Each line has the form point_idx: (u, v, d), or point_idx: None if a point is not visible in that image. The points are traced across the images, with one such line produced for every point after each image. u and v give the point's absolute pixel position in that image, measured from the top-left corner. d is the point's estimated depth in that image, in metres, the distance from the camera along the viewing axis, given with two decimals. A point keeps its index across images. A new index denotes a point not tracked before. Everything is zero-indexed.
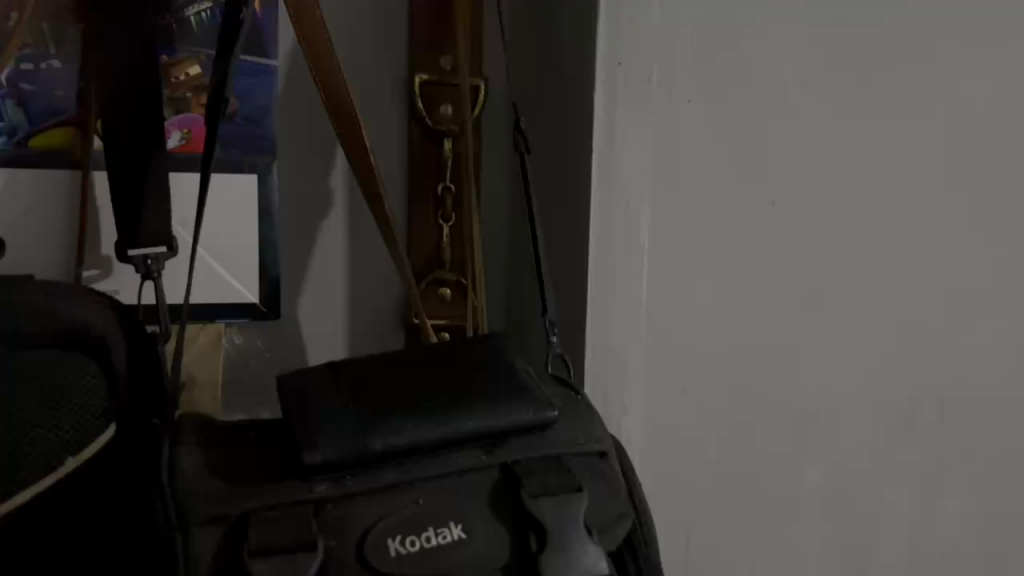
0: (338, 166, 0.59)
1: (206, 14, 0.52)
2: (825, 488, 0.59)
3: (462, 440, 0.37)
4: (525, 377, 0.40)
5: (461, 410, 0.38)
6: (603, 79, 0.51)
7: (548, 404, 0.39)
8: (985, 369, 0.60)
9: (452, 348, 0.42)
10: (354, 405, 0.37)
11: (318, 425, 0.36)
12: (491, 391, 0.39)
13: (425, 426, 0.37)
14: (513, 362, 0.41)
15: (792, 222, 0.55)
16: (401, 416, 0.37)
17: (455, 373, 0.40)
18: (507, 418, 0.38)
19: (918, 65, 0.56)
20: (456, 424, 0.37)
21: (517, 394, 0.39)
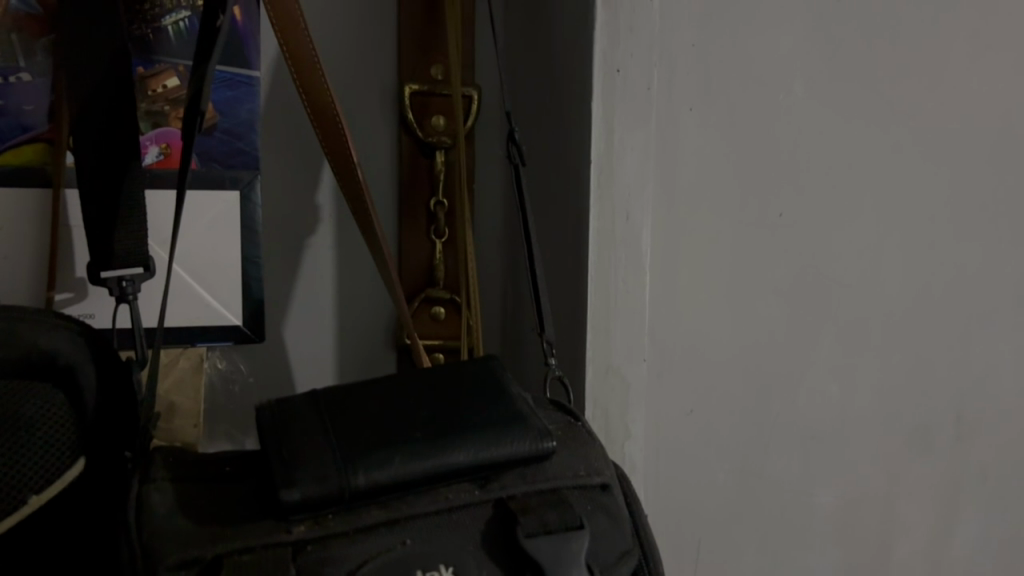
0: (325, 183, 0.56)
1: (184, 24, 0.50)
2: (838, 511, 0.57)
3: (451, 473, 0.35)
4: (520, 404, 0.38)
5: (453, 442, 0.35)
6: (601, 85, 0.47)
7: (546, 434, 0.36)
8: (996, 382, 0.59)
9: (439, 372, 0.39)
10: (335, 437, 0.35)
11: (295, 460, 0.33)
12: (484, 420, 0.36)
13: (414, 460, 0.34)
14: (509, 389, 0.39)
15: (799, 234, 0.53)
16: (386, 449, 0.34)
17: (448, 400, 0.37)
18: (500, 450, 0.35)
19: (924, 69, 0.54)
20: (445, 456, 0.35)
21: (512, 423, 0.36)
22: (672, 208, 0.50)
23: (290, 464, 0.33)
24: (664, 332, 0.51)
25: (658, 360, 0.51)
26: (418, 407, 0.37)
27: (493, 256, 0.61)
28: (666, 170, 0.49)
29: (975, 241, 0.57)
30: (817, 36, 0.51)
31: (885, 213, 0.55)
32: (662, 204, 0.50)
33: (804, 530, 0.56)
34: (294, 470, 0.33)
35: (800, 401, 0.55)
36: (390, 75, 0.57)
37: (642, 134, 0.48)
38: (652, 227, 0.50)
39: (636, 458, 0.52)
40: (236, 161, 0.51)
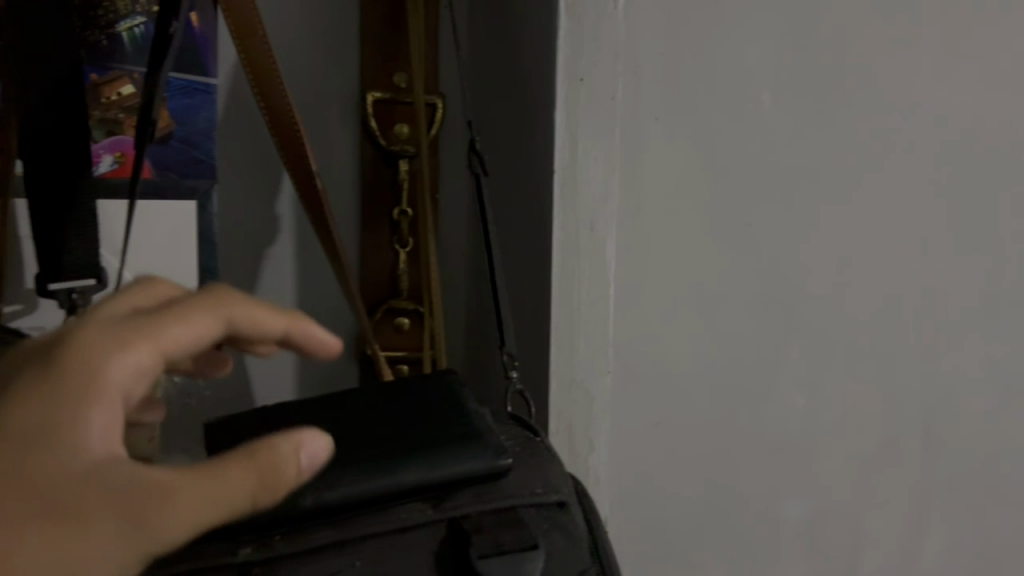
0: (284, 194, 0.57)
1: (139, 30, 0.49)
2: (807, 523, 0.56)
3: (403, 493, 0.34)
4: (477, 421, 0.37)
5: (403, 460, 0.35)
6: (565, 95, 0.47)
7: (501, 451, 0.36)
8: (971, 393, 0.58)
9: (394, 389, 0.39)
10: None
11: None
12: (437, 438, 0.36)
13: (365, 479, 0.33)
14: (466, 405, 0.38)
15: (766, 246, 0.53)
16: (336, 470, 0.34)
17: (403, 420, 0.37)
18: (452, 469, 0.35)
19: (894, 79, 0.54)
20: (397, 475, 0.34)
21: (466, 441, 0.36)
22: (637, 219, 0.50)
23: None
24: (629, 345, 0.51)
25: (624, 374, 0.51)
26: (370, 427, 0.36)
27: (459, 267, 0.60)
28: (630, 182, 0.49)
29: (947, 251, 0.57)
30: (785, 46, 0.51)
31: (854, 223, 0.55)
32: (627, 216, 0.49)
33: (772, 543, 0.56)
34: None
35: (767, 415, 0.55)
36: (353, 84, 0.57)
37: (607, 145, 0.48)
38: (617, 239, 0.49)
39: (601, 472, 0.51)
40: (192, 171, 0.51)
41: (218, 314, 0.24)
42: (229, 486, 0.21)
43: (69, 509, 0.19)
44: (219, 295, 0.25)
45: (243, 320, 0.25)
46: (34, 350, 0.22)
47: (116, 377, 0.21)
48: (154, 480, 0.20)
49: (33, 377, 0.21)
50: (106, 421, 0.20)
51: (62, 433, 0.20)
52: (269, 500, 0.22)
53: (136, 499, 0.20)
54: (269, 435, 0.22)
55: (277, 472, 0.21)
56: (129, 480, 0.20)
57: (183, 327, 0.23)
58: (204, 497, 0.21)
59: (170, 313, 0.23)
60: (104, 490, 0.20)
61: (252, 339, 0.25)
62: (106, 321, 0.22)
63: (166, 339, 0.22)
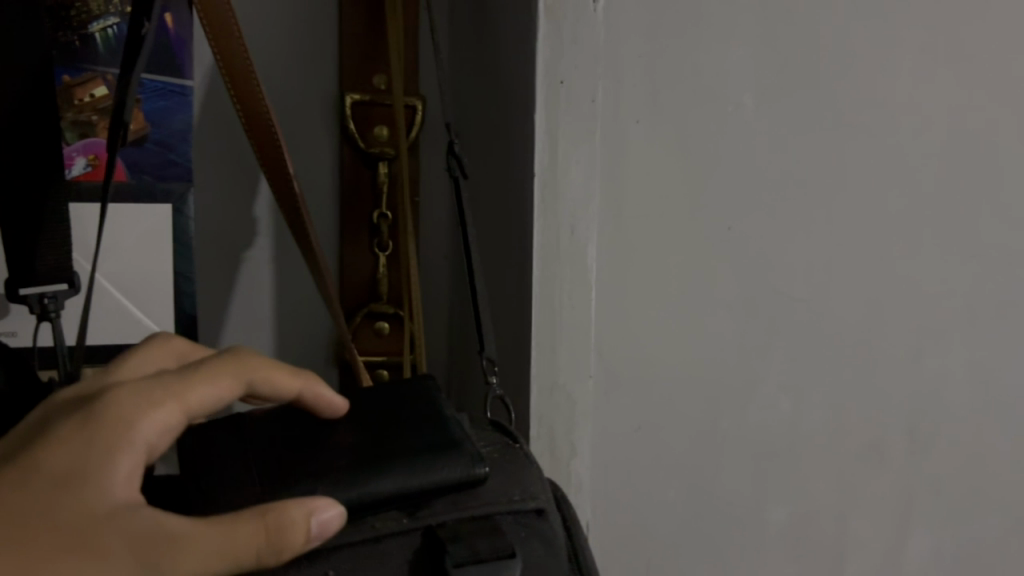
0: (262, 196, 0.56)
1: (112, 31, 0.50)
2: (790, 527, 0.56)
3: (379, 502, 0.33)
4: (454, 428, 0.36)
5: (380, 469, 0.33)
6: (544, 97, 0.46)
7: (479, 458, 0.35)
8: (953, 395, 0.58)
9: (371, 395, 0.39)
10: (256, 467, 0.34)
11: (217, 497, 0.32)
12: (415, 446, 0.35)
13: (339, 489, 0.32)
14: (444, 412, 0.37)
15: (748, 249, 0.52)
16: (309, 481, 0.33)
17: (378, 429, 0.36)
18: (430, 477, 0.34)
19: (875, 81, 0.54)
20: (372, 484, 0.33)
21: (444, 448, 0.35)
22: (619, 223, 0.49)
23: (210, 498, 0.32)
24: (611, 349, 0.50)
25: (605, 378, 0.50)
26: (342, 434, 0.35)
27: (441, 271, 0.59)
28: (611, 185, 0.49)
29: (931, 253, 0.56)
30: (765, 48, 0.51)
31: (836, 226, 0.54)
32: (608, 218, 0.49)
33: (755, 547, 0.55)
34: (217, 506, 0.32)
35: (749, 419, 0.54)
36: (332, 86, 0.56)
37: (586, 148, 0.48)
38: (598, 242, 0.49)
39: (583, 477, 0.50)
40: (169, 173, 0.51)
41: (238, 376, 0.31)
42: (239, 539, 0.27)
43: (88, 551, 0.25)
44: (243, 358, 0.32)
45: (258, 380, 0.32)
46: (84, 407, 0.28)
47: (148, 432, 0.28)
48: (174, 528, 0.26)
49: (77, 431, 0.27)
50: (130, 470, 0.27)
51: (96, 483, 0.26)
52: (273, 557, 0.27)
53: (160, 543, 0.26)
54: (283, 502, 0.28)
55: (282, 536, 0.27)
56: (159, 521, 0.26)
57: (206, 389, 0.30)
58: (213, 549, 0.26)
59: (199, 376, 0.30)
60: (126, 530, 0.26)
61: (272, 395, 0.33)
62: (154, 376, 0.29)
63: (189, 399, 0.29)
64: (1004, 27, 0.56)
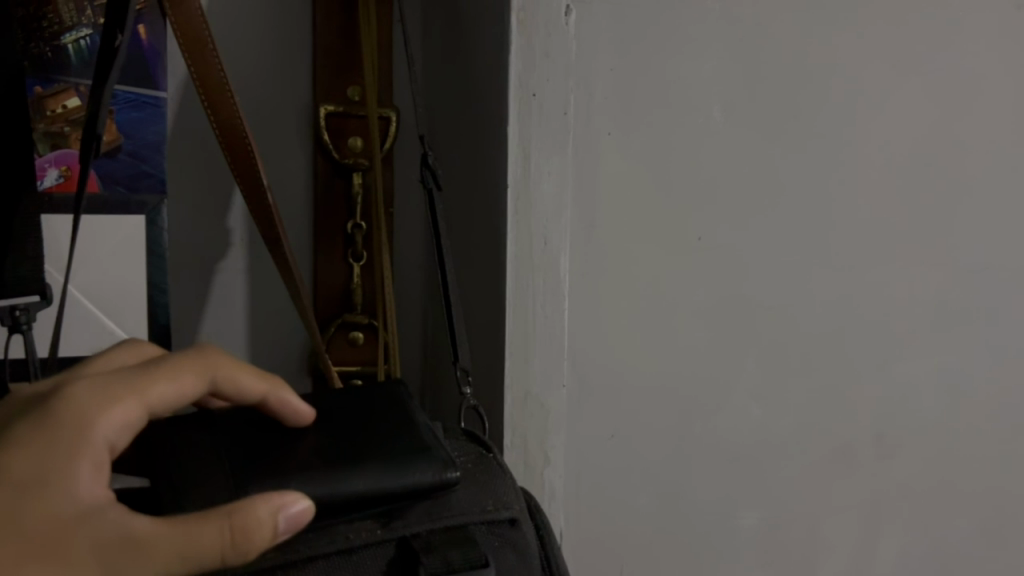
0: (236, 206, 0.56)
1: (85, 42, 0.50)
2: (761, 532, 0.57)
3: (348, 501, 0.33)
4: (425, 433, 0.37)
5: (352, 468, 0.33)
6: (517, 111, 0.47)
7: (452, 464, 0.35)
8: (920, 401, 0.59)
9: (343, 397, 0.39)
10: (227, 461, 0.33)
11: (186, 485, 0.31)
12: (388, 449, 0.35)
13: (309, 483, 0.32)
14: (416, 416, 0.38)
15: (719, 259, 0.53)
16: (279, 474, 0.32)
17: (350, 429, 0.36)
18: (402, 480, 0.34)
19: (842, 94, 0.55)
20: (344, 484, 0.33)
21: (417, 452, 0.35)
22: (591, 234, 0.50)
23: (178, 489, 0.31)
24: (584, 358, 0.51)
25: (580, 387, 0.51)
26: (312, 436, 0.35)
27: (415, 281, 0.60)
28: (585, 197, 0.49)
29: (898, 262, 0.58)
30: (734, 61, 0.52)
31: (805, 235, 0.55)
32: (581, 229, 0.50)
33: (727, 552, 0.56)
34: (188, 496, 0.31)
35: (721, 424, 0.55)
36: (306, 98, 0.57)
37: (559, 160, 0.48)
38: (571, 254, 0.49)
39: (557, 485, 0.51)
40: (142, 184, 0.51)
41: (201, 372, 0.31)
42: (204, 541, 0.26)
43: (51, 558, 0.24)
44: (211, 356, 0.32)
45: (222, 377, 0.32)
46: (39, 404, 0.27)
47: (111, 433, 0.27)
48: (138, 532, 0.26)
49: (32, 431, 0.26)
50: (93, 473, 0.26)
51: (58, 485, 0.25)
52: (239, 558, 0.27)
53: (125, 548, 0.26)
54: (248, 500, 0.27)
55: (248, 536, 0.27)
56: (123, 524, 0.26)
57: (168, 385, 0.29)
58: (177, 552, 0.26)
59: (163, 373, 0.29)
60: (89, 536, 0.25)
61: (235, 395, 0.33)
62: (114, 373, 0.29)
63: (151, 396, 0.28)
64: (967, 41, 0.57)
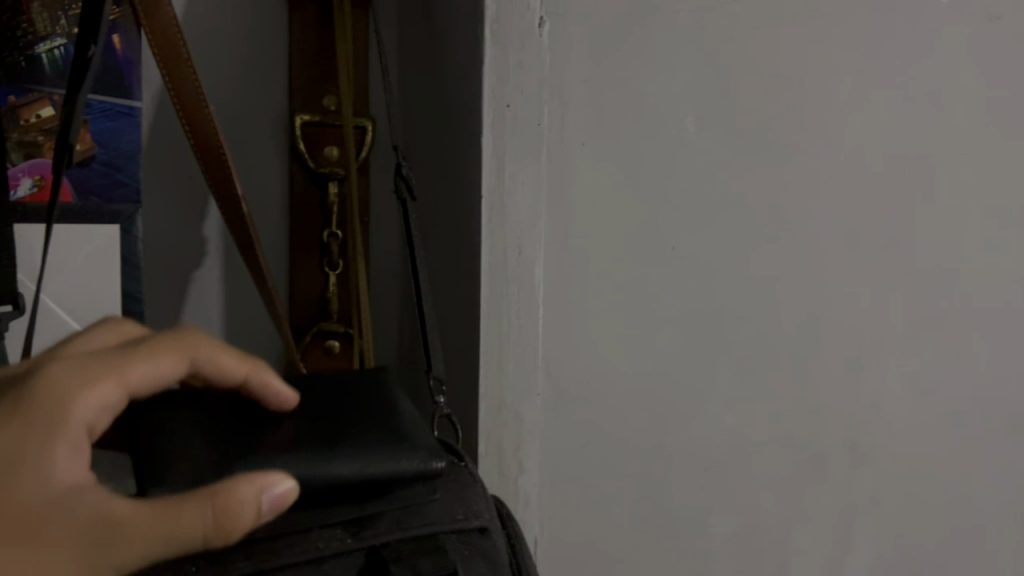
0: (211, 216, 0.57)
1: (59, 52, 0.50)
2: (734, 539, 0.57)
3: (335, 485, 0.33)
4: (409, 424, 0.37)
5: (339, 453, 0.34)
6: (490, 122, 0.47)
7: (436, 454, 0.36)
8: (892, 409, 0.60)
9: (327, 381, 0.40)
10: (210, 442, 0.34)
11: (166, 465, 0.32)
12: (375, 437, 0.36)
13: (298, 466, 0.33)
14: (400, 404, 0.39)
15: (692, 268, 0.54)
16: (267, 457, 0.33)
17: (336, 414, 0.37)
18: (389, 466, 0.34)
19: (814, 105, 0.56)
20: (331, 467, 0.33)
21: (402, 441, 0.36)
22: (566, 243, 0.50)
23: (159, 467, 0.32)
24: (557, 367, 0.51)
25: (554, 396, 0.51)
26: (294, 418, 0.36)
27: (391, 290, 0.60)
28: (559, 209, 0.50)
29: (869, 271, 0.58)
30: (707, 74, 0.52)
31: (778, 244, 0.56)
32: (555, 239, 0.50)
33: (701, 560, 0.57)
34: (165, 476, 0.32)
35: (695, 432, 0.55)
36: (282, 108, 0.57)
37: (533, 171, 0.49)
38: (545, 263, 0.50)
39: (531, 494, 0.51)
40: (116, 194, 0.51)
41: (181, 354, 0.31)
42: (185, 524, 0.27)
43: (29, 540, 0.26)
44: (191, 337, 0.32)
45: (203, 359, 0.32)
46: (19, 384, 0.28)
47: (88, 415, 0.28)
48: (117, 515, 0.27)
49: (11, 414, 0.27)
50: (69, 455, 0.27)
51: (34, 470, 0.26)
52: (221, 539, 0.28)
53: (104, 529, 0.27)
54: (232, 481, 0.28)
55: (230, 519, 0.28)
56: (101, 506, 0.27)
57: (146, 367, 0.29)
58: (160, 535, 0.27)
59: (143, 354, 0.30)
60: (68, 519, 0.26)
61: (217, 375, 0.33)
62: (94, 354, 0.29)
63: (130, 378, 0.29)
64: (936, 54, 0.58)
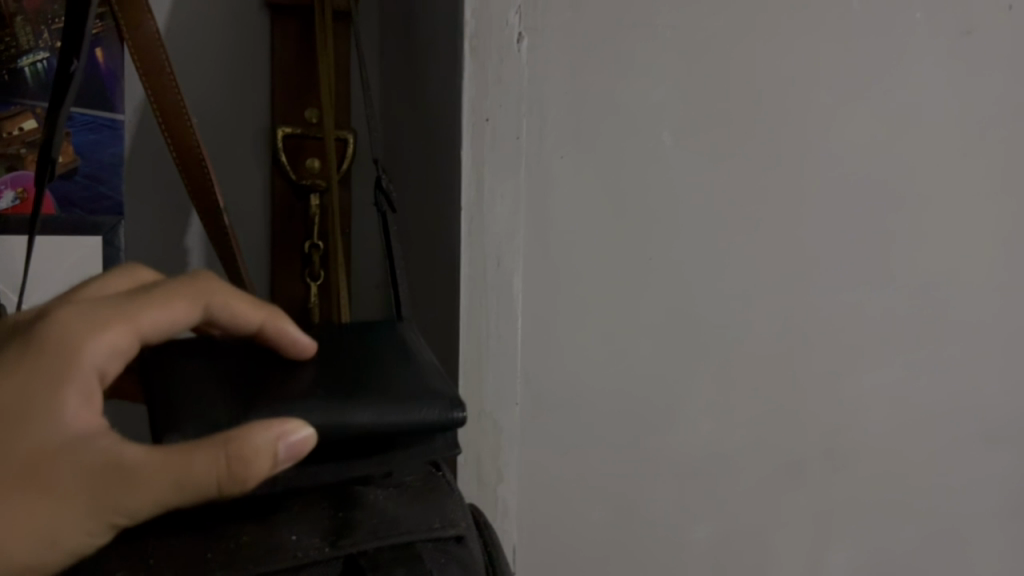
0: (194, 228, 0.57)
1: (42, 65, 0.51)
2: (712, 546, 0.58)
3: (353, 433, 0.34)
4: (432, 378, 0.38)
5: (358, 402, 0.35)
6: (469, 135, 0.48)
7: (458, 404, 0.36)
8: (867, 417, 0.61)
9: (352, 343, 0.41)
10: (228, 390, 0.35)
11: (182, 406, 0.33)
12: (396, 389, 0.36)
13: (317, 412, 0.34)
14: (423, 361, 0.39)
15: (670, 279, 0.54)
16: (288, 403, 0.34)
17: (357, 369, 0.38)
18: (409, 415, 0.35)
19: (790, 118, 0.56)
20: (351, 415, 0.34)
21: (424, 393, 0.36)
22: (545, 253, 0.51)
23: (175, 410, 0.33)
24: (537, 376, 0.52)
25: (533, 404, 0.52)
26: (311, 367, 0.38)
27: (372, 301, 0.61)
28: (539, 220, 0.51)
29: (843, 281, 0.59)
30: (684, 88, 0.53)
31: (755, 255, 0.57)
32: (535, 249, 0.51)
33: (678, 566, 0.57)
34: (181, 418, 0.33)
35: (673, 441, 0.56)
36: (264, 120, 0.58)
37: (512, 184, 0.50)
38: (524, 275, 0.51)
39: (510, 501, 0.52)
40: (99, 206, 0.52)
41: (193, 301, 0.33)
42: (196, 468, 0.28)
43: (38, 478, 0.28)
44: (205, 284, 0.34)
45: (217, 306, 0.34)
46: (35, 324, 0.30)
47: (99, 358, 0.30)
48: (127, 458, 0.28)
49: (28, 355, 0.29)
50: (79, 397, 0.29)
51: (46, 411, 0.28)
52: (235, 485, 0.29)
53: (112, 470, 0.28)
54: (248, 427, 0.29)
55: (244, 466, 0.29)
56: (109, 449, 0.28)
57: (157, 314, 0.32)
58: (172, 478, 0.28)
59: (154, 301, 0.32)
60: (75, 460, 0.28)
61: (232, 322, 0.35)
62: (108, 300, 0.32)
63: (141, 323, 0.31)
64: (909, 68, 0.59)
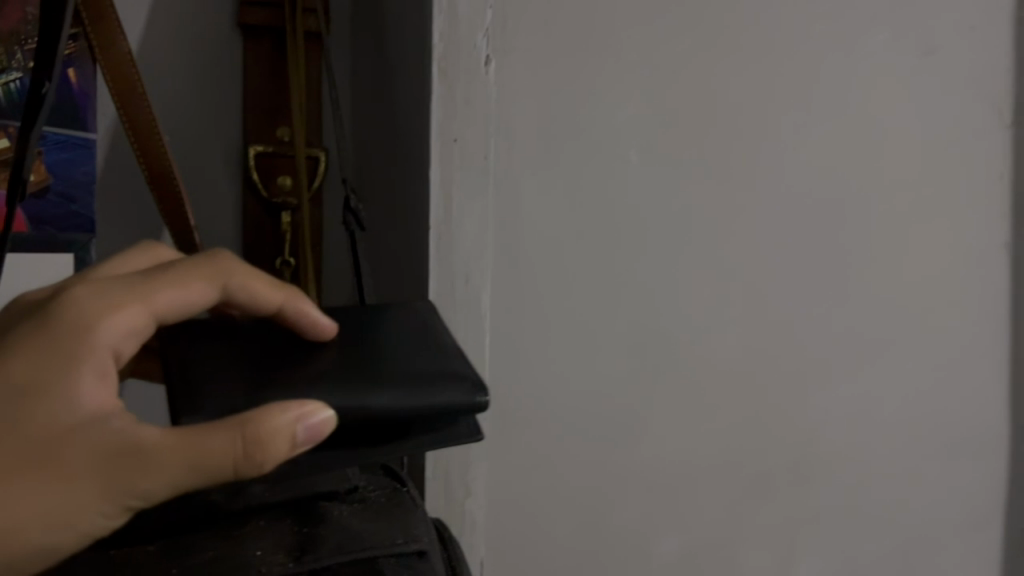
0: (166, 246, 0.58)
1: (14, 85, 0.52)
2: (679, 558, 0.59)
3: (373, 416, 0.34)
4: (452, 359, 0.37)
5: (378, 385, 0.34)
6: (438, 156, 0.49)
7: (480, 387, 0.36)
8: (832, 430, 0.62)
9: (371, 316, 0.40)
10: (247, 371, 0.34)
11: (201, 387, 0.33)
12: (416, 371, 0.36)
13: (339, 394, 0.33)
14: (442, 339, 0.39)
15: (636, 295, 0.56)
16: (308, 384, 0.34)
17: (377, 348, 0.37)
18: (430, 397, 0.35)
19: (755, 138, 0.58)
20: (372, 397, 0.34)
21: (445, 376, 0.36)
22: (513, 270, 0.52)
23: (197, 391, 0.33)
24: (504, 390, 0.53)
25: (501, 419, 0.53)
26: (334, 348, 0.37)
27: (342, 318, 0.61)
28: (507, 238, 0.52)
29: (808, 297, 0.60)
30: (650, 109, 0.54)
31: (720, 272, 0.58)
32: (502, 267, 0.52)
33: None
34: (201, 399, 0.33)
35: (640, 454, 0.57)
36: (236, 140, 0.59)
37: (480, 203, 0.50)
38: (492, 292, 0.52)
39: (478, 515, 0.52)
40: (70, 224, 0.53)
41: (209, 279, 0.33)
42: (216, 447, 0.28)
43: (50, 460, 0.27)
44: (224, 261, 0.34)
45: (235, 285, 0.34)
46: (47, 306, 0.30)
47: (114, 337, 0.29)
48: (142, 440, 0.28)
49: (43, 333, 0.29)
50: (94, 376, 0.28)
51: (59, 392, 0.28)
52: (253, 466, 0.29)
53: (126, 450, 0.28)
54: (264, 410, 0.29)
55: (261, 447, 0.28)
56: (122, 431, 0.28)
57: (174, 293, 0.31)
58: (187, 461, 0.28)
59: (170, 280, 0.31)
60: (86, 443, 0.28)
61: (248, 302, 0.35)
62: (121, 279, 0.31)
63: (156, 301, 0.31)
64: (870, 89, 0.60)
